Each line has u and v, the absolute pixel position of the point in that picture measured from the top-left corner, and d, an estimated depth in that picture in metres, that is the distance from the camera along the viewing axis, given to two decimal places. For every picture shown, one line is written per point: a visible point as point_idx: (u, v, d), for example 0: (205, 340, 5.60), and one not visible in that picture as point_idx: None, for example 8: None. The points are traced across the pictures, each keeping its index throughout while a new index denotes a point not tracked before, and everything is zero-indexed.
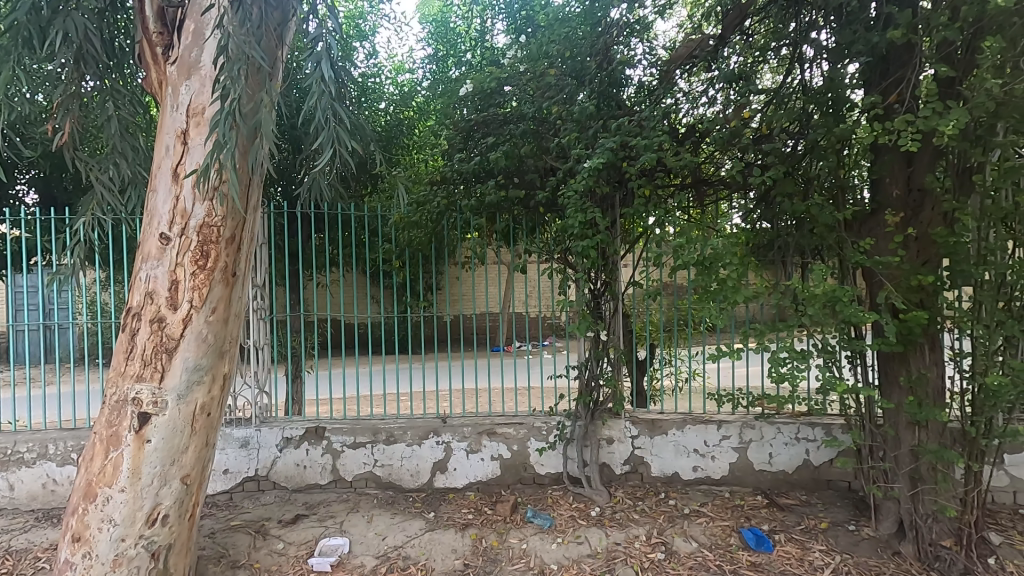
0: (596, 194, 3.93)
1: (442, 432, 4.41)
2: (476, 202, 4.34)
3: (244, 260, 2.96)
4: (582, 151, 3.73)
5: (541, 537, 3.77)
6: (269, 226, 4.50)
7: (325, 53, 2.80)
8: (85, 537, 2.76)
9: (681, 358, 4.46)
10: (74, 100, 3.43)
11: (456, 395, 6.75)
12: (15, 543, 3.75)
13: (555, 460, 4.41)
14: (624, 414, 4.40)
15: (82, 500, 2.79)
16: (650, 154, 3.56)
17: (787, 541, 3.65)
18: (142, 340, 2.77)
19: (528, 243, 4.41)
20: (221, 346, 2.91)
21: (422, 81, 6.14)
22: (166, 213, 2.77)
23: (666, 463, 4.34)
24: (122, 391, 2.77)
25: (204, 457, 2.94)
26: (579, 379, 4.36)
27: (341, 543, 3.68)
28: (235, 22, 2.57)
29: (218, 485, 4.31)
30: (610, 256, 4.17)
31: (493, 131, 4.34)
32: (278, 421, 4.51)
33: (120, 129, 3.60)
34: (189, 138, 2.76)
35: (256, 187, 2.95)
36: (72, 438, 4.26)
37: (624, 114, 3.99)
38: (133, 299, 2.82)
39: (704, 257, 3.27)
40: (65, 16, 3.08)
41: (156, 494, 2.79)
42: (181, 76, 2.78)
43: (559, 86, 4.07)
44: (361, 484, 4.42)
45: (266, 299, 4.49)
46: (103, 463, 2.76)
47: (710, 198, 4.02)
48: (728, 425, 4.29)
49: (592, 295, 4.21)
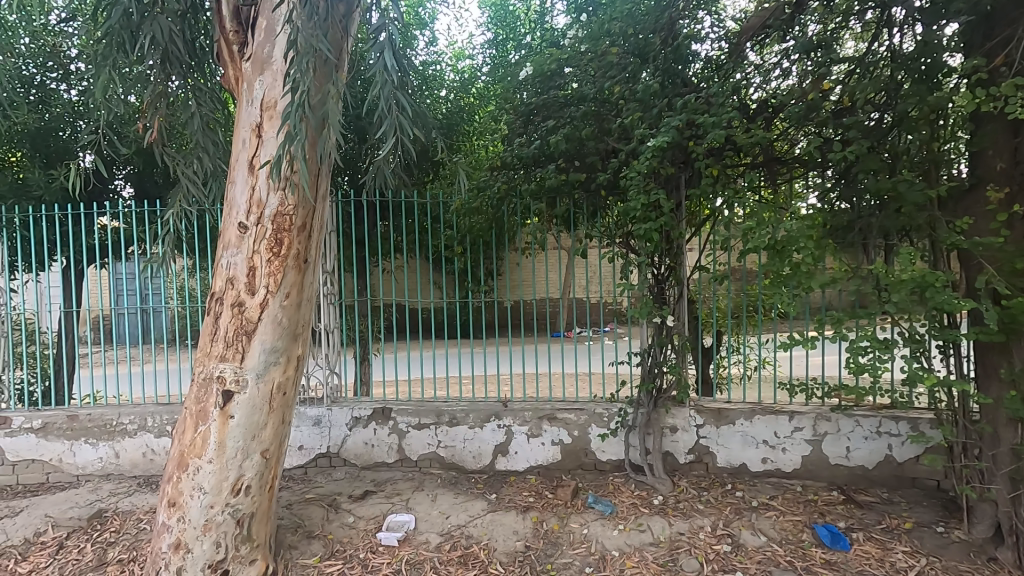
0: (660, 175, 3.78)
1: (503, 416, 4.47)
2: (536, 186, 4.28)
3: (315, 246, 3.09)
4: (646, 131, 3.60)
5: (602, 523, 3.76)
6: (337, 215, 4.69)
7: (388, 43, 2.90)
8: (179, 503, 2.99)
9: (750, 346, 4.30)
10: (161, 99, 3.69)
11: (516, 382, 6.92)
12: (121, 505, 4.15)
13: (616, 447, 4.37)
14: (688, 403, 4.28)
15: (176, 469, 3.02)
16: (718, 132, 3.38)
17: (866, 541, 3.44)
18: (225, 323, 2.95)
19: (589, 227, 4.31)
20: (295, 329, 3.06)
21: (482, 66, 6.04)
22: (243, 203, 2.93)
23: (733, 454, 4.20)
24: (208, 370, 2.98)
25: (281, 433, 3.13)
26: (640, 367, 4.25)
27: (407, 519, 3.82)
28: (303, 16, 2.69)
29: (293, 460, 4.59)
30: (674, 240, 4.01)
31: (553, 114, 4.23)
32: (348, 401, 4.72)
33: (202, 125, 3.82)
34: (263, 131, 2.90)
35: (325, 176, 3.08)
36: (167, 413, 4.66)
37: (689, 91, 3.85)
38: (216, 285, 3.00)
39: (776, 240, 3.12)
40: (152, 20, 3.36)
41: (239, 466, 3.00)
42: (255, 71, 2.92)
43: (621, 66, 3.96)
44: (425, 464, 4.55)
45: (335, 285, 4.70)
46: (194, 436, 2.97)
47: (783, 177, 3.81)
48: (801, 417, 4.09)
49: (655, 280, 4.12)
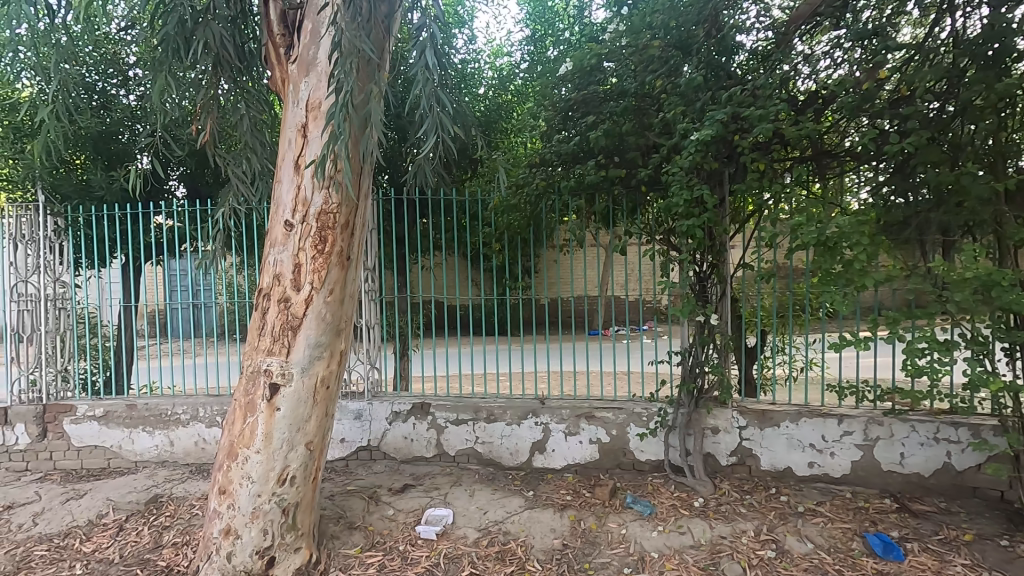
0: (703, 170, 3.68)
1: (541, 413, 4.46)
2: (575, 182, 4.24)
3: (357, 244, 3.16)
4: (689, 125, 3.52)
5: (641, 524, 3.71)
6: (378, 213, 4.78)
7: (429, 42, 2.93)
8: (229, 490, 3.11)
9: (796, 346, 4.16)
10: (213, 102, 3.82)
11: (553, 379, 6.89)
12: (175, 491, 4.35)
13: (655, 447, 4.30)
14: (731, 403, 4.17)
15: (226, 458, 3.13)
16: (765, 125, 3.27)
17: (921, 552, 3.29)
18: (272, 318, 3.04)
19: (628, 224, 4.25)
20: (338, 325, 3.13)
21: (520, 63, 6.02)
22: (289, 202, 3.01)
23: (778, 457, 4.07)
24: (255, 363, 3.07)
25: (325, 426, 3.21)
26: (681, 366, 4.17)
27: (446, 514, 3.86)
28: (346, 18, 2.75)
29: (335, 453, 4.71)
30: (717, 236, 3.91)
31: (593, 109, 4.17)
32: (388, 396, 4.81)
33: (251, 127, 3.95)
34: (308, 131, 2.97)
35: (367, 174, 3.13)
36: (217, 404, 4.85)
37: (734, 84, 3.73)
38: (263, 281, 3.09)
39: (827, 237, 3.00)
40: (205, 26, 3.52)
41: (285, 457, 3.09)
42: (301, 73, 2.99)
43: (663, 59, 3.87)
44: (463, 460, 4.59)
45: (376, 282, 4.79)
46: (243, 427, 3.08)
47: (833, 171, 3.65)
48: (851, 420, 3.93)
49: (697, 278, 4.03)
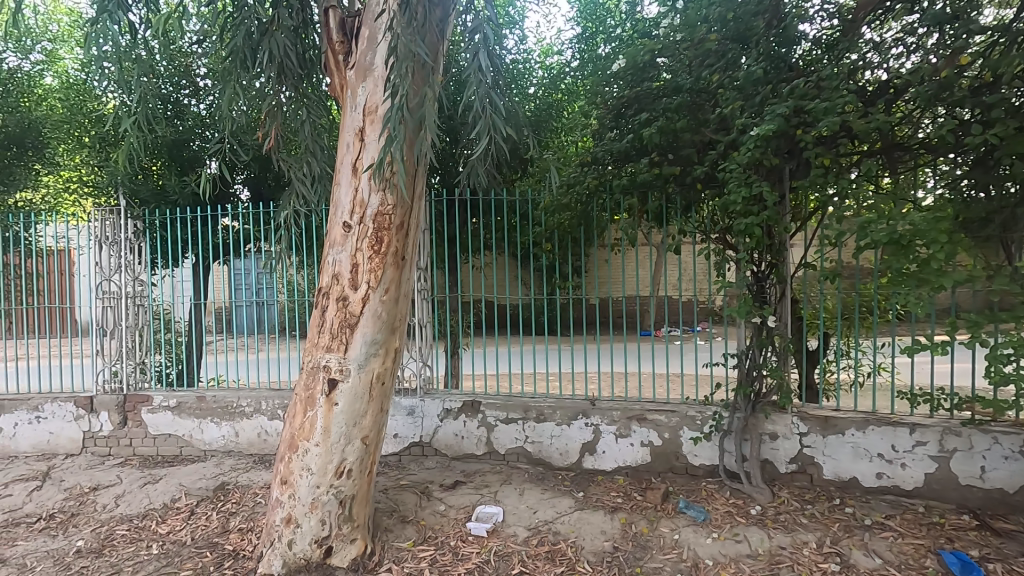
0: (763, 166, 3.55)
1: (591, 414, 4.43)
2: (627, 181, 4.18)
3: (411, 244, 3.23)
4: (747, 120, 3.40)
5: (695, 530, 3.62)
6: (430, 214, 4.88)
7: (482, 44, 2.98)
8: (290, 481, 3.23)
9: (862, 350, 3.96)
10: (277, 109, 4.00)
11: (604, 380, 6.83)
12: (241, 479, 4.58)
13: (709, 451, 4.19)
14: (791, 409, 4.01)
15: (286, 450, 3.26)
16: (832, 118, 3.12)
17: (1005, 574, 3.05)
18: (331, 316, 3.15)
19: (682, 222, 4.15)
20: (393, 323, 3.22)
21: (571, 62, 5.99)
22: (347, 204, 3.12)
23: (842, 466, 3.88)
24: (315, 359, 3.19)
25: (380, 421, 3.31)
26: (737, 369, 4.04)
27: (496, 512, 3.89)
28: (402, 24, 2.82)
29: (389, 448, 4.83)
30: (777, 235, 3.76)
31: (647, 106, 4.10)
32: (439, 393, 4.91)
33: (311, 132, 4.11)
34: (365, 134, 3.06)
35: (421, 176, 3.20)
36: (278, 398, 5.07)
37: (796, 76, 3.58)
38: (322, 280, 3.20)
39: (899, 235, 2.84)
40: (271, 37, 3.73)
41: (342, 450, 3.20)
42: (359, 78, 3.08)
43: (720, 53, 3.79)
44: (513, 459, 4.61)
45: (428, 281, 4.88)
46: (303, 420, 3.20)
47: (905, 165, 3.45)
48: (924, 430, 3.69)
49: (755, 278, 3.89)
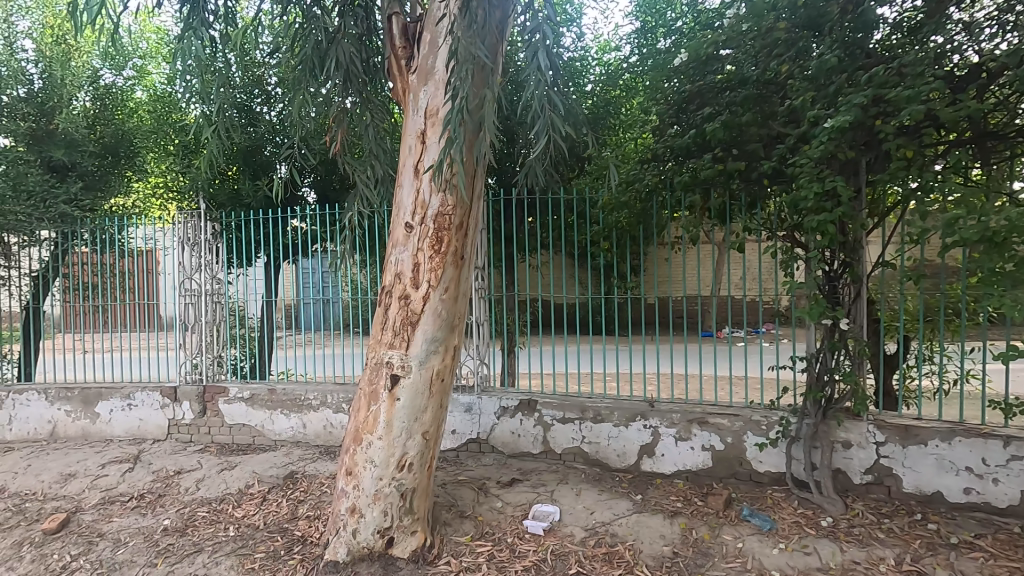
0: (836, 159, 3.36)
1: (650, 416, 4.35)
2: (689, 177, 4.06)
3: (470, 244, 3.29)
4: (820, 112, 3.24)
5: (760, 539, 3.49)
6: (488, 214, 4.95)
7: (542, 44, 2.98)
8: (355, 472, 3.35)
9: (947, 355, 3.69)
10: (343, 115, 4.16)
11: (663, 382, 6.69)
12: (308, 469, 4.80)
13: (776, 458, 4.02)
14: (866, 416, 3.79)
15: (351, 442, 3.38)
16: (916, 106, 2.91)
17: None
18: (393, 314, 3.24)
19: (747, 220, 4.01)
20: (453, 321, 3.28)
21: (629, 57, 5.89)
22: (409, 205, 3.20)
23: (924, 479, 3.63)
24: (378, 355, 3.29)
25: (439, 417, 3.39)
26: (806, 372, 3.84)
27: (553, 511, 3.89)
28: (463, 27, 2.87)
29: (448, 443, 4.95)
30: (852, 233, 3.55)
31: (710, 100, 3.98)
32: (496, 391, 4.97)
33: (375, 135, 4.25)
34: (427, 137, 3.13)
35: (480, 177, 3.25)
36: (343, 392, 5.29)
37: (875, 63, 3.37)
38: (385, 279, 3.30)
39: (992, 232, 2.62)
40: (337, 45, 3.89)
41: (404, 444, 3.29)
42: (421, 82, 3.16)
43: (789, 42, 3.62)
44: (570, 458, 4.60)
45: (486, 280, 4.98)
46: (367, 414, 3.31)
47: (999, 155, 3.19)
48: (1020, 444, 3.39)
49: (827, 278, 3.69)
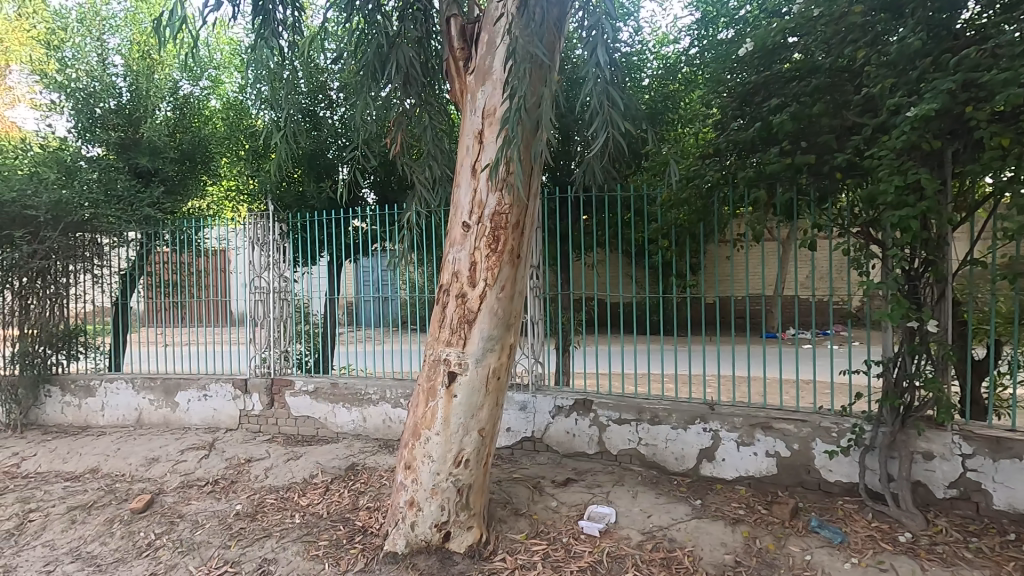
0: (919, 150, 3.13)
1: (710, 419, 4.21)
2: (754, 172, 3.90)
3: (526, 242, 3.30)
4: (900, 100, 3.03)
5: (830, 552, 3.31)
6: (543, 213, 4.94)
7: (601, 39, 2.92)
8: (413, 466, 3.43)
9: None
10: (402, 117, 4.24)
11: (724, 384, 6.48)
12: (368, 462, 4.96)
13: (848, 468, 3.81)
14: (950, 425, 3.53)
15: (410, 437, 3.45)
16: (1013, 90, 2.67)
17: None
18: (450, 312, 3.28)
19: (817, 215, 3.80)
20: (508, 320, 3.30)
21: (688, 49, 5.72)
22: (467, 204, 3.23)
23: (1019, 496, 3.33)
24: (436, 353, 3.33)
25: (495, 414, 3.41)
26: (882, 377, 3.60)
27: (609, 512, 3.83)
28: (521, 25, 2.86)
29: (503, 441, 4.98)
30: (936, 229, 3.30)
31: (777, 91, 3.80)
32: (551, 390, 4.96)
33: (433, 136, 4.33)
34: (484, 137, 3.16)
35: (536, 176, 3.25)
36: (401, 388, 5.43)
37: (964, 44, 3.12)
38: (443, 277, 3.34)
39: None
40: (397, 49, 3.96)
41: (461, 440, 3.34)
42: (479, 82, 3.18)
43: (866, 26, 3.40)
44: (626, 460, 4.52)
45: (541, 279, 4.96)
46: (425, 410, 3.37)
47: None
48: None
49: (907, 277, 3.46)
